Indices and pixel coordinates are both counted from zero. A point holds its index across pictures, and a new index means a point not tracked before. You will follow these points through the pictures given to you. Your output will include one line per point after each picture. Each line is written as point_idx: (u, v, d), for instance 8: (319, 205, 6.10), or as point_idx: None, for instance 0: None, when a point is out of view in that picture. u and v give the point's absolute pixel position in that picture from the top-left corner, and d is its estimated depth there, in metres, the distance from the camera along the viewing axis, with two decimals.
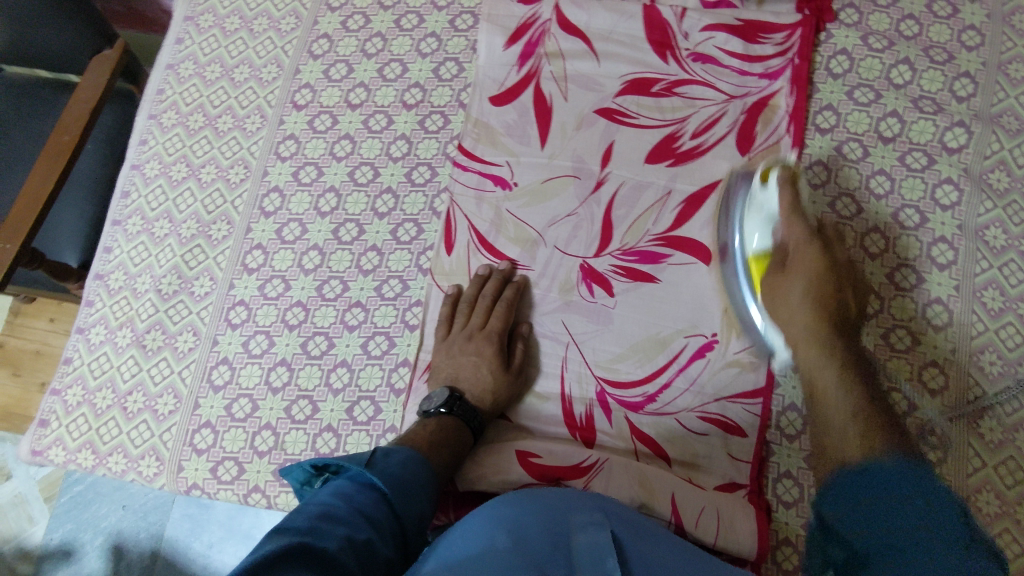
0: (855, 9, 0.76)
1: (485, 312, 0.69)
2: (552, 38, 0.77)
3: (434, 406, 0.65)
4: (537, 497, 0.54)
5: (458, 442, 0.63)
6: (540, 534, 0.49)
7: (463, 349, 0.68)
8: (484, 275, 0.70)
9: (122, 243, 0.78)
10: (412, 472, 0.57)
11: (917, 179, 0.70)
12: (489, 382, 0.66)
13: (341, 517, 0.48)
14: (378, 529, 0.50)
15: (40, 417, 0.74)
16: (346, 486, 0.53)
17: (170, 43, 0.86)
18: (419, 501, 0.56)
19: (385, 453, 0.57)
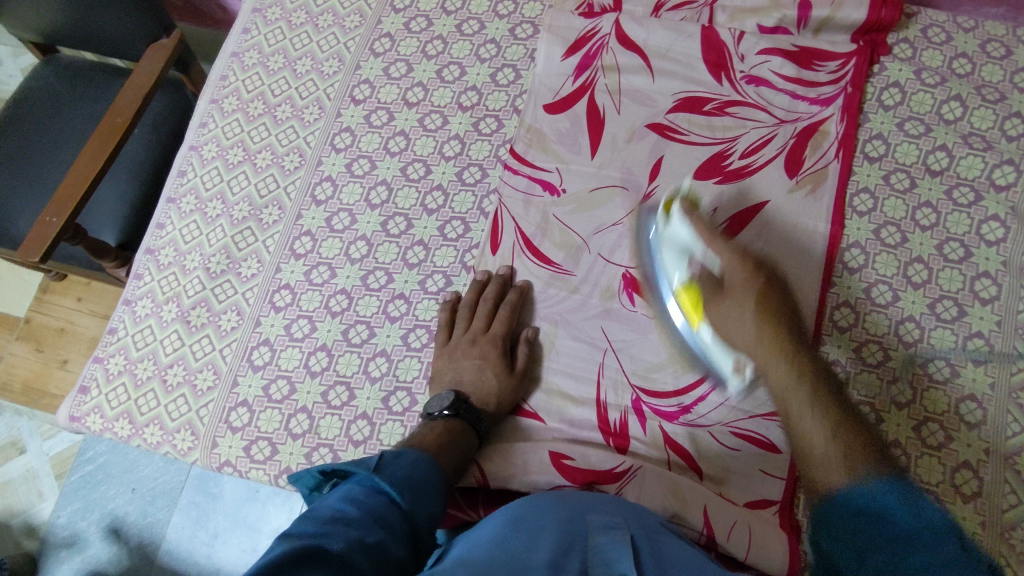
0: (909, 45, 0.77)
1: (488, 317, 0.70)
2: (609, 52, 0.78)
3: (439, 408, 0.64)
4: (556, 504, 0.55)
5: (465, 444, 0.63)
6: (558, 530, 0.50)
7: (466, 353, 0.69)
8: (483, 280, 0.72)
9: (175, 220, 0.80)
10: (422, 473, 0.54)
11: (963, 214, 0.71)
12: (493, 386, 0.67)
13: (351, 520, 0.46)
14: (389, 530, 0.48)
15: (80, 384, 0.75)
16: (355, 489, 0.50)
17: (237, 33, 0.89)
18: (429, 502, 0.54)
19: (394, 455, 0.54)
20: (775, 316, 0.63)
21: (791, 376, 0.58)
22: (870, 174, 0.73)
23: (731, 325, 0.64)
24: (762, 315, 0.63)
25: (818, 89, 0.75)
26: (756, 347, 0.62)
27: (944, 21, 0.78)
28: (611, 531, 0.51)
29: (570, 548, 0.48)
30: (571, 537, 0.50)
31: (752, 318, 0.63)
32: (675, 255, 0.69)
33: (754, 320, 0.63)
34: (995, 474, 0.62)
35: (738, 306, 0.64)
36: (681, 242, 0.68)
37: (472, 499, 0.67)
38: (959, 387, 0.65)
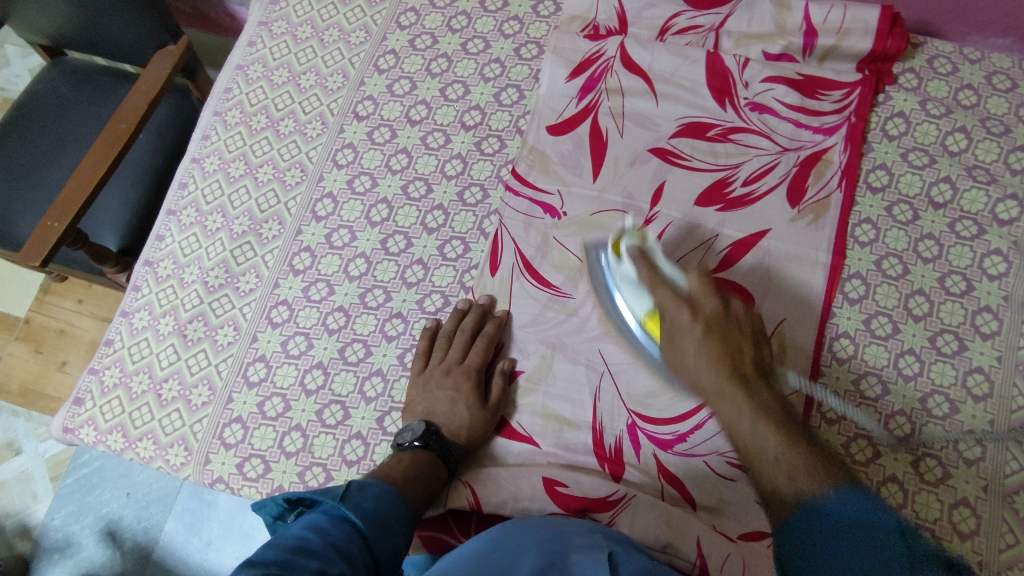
0: (914, 75, 0.77)
1: (464, 347, 0.69)
2: (613, 75, 0.78)
3: (408, 440, 0.64)
4: (538, 527, 0.55)
5: (433, 476, 0.63)
6: (536, 549, 0.51)
7: (440, 384, 0.68)
8: (462, 309, 0.71)
9: (175, 233, 0.80)
10: (387, 506, 0.55)
11: (965, 247, 0.70)
12: (465, 418, 0.66)
13: (316, 549, 0.46)
14: (352, 564, 0.48)
15: (75, 395, 0.75)
16: (319, 520, 0.51)
17: (242, 45, 0.89)
18: (394, 535, 0.54)
19: (361, 486, 0.55)
20: (713, 321, 0.60)
21: (718, 319, 0.59)
22: (873, 204, 0.73)
23: (679, 345, 0.61)
24: (707, 342, 0.59)
25: (822, 118, 0.75)
26: (706, 378, 0.58)
27: (951, 51, 0.78)
28: (592, 550, 0.51)
29: (549, 567, 0.48)
30: (550, 554, 0.50)
31: (701, 336, 0.59)
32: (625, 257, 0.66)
33: (695, 351, 0.59)
34: (991, 512, 0.62)
35: (686, 327, 0.60)
36: (631, 278, 0.66)
37: (464, 522, 0.66)
38: (957, 422, 0.65)
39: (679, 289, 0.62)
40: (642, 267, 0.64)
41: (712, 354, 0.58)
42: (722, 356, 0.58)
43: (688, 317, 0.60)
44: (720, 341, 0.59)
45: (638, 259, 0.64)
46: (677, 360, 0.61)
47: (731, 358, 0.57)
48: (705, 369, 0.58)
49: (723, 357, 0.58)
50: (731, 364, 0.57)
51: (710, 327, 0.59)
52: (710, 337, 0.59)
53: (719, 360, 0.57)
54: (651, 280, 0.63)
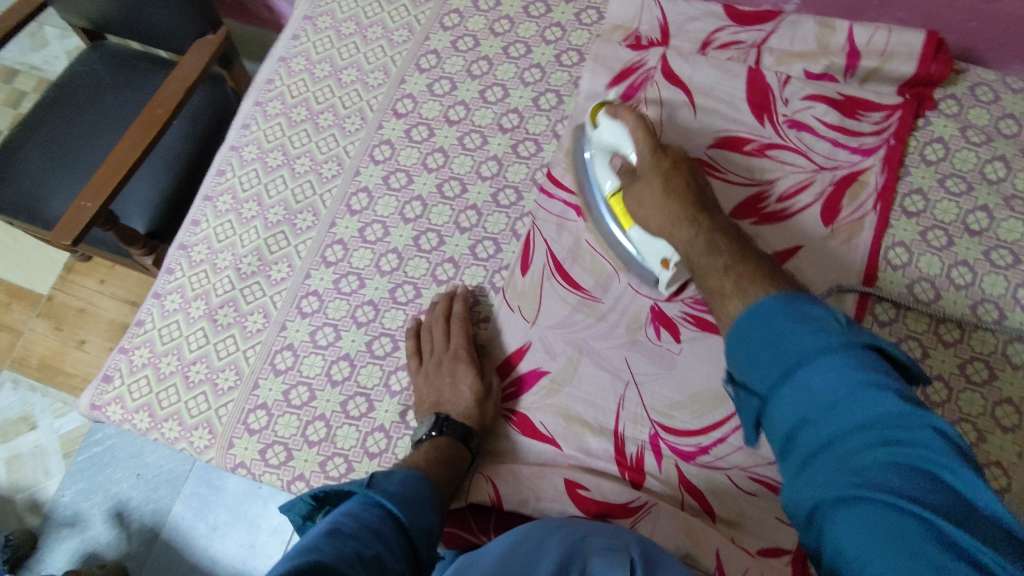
0: (956, 101, 0.77)
1: (447, 335, 0.70)
2: (653, 85, 0.78)
3: (423, 433, 0.66)
4: (556, 531, 0.55)
5: (456, 457, 0.64)
6: (556, 545, 0.52)
7: (439, 374, 0.69)
8: (449, 308, 0.72)
9: (210, 218, 0.81)
10: (414, 487, 0.56)
11: (1000, 276, 0.70)
12: (472, 399, 0.67)
13: (351, 532, 0.47)
14: (387, 544, 0.48)
15: (104, 372, 0.76)
16: (353, 506, 0.51)
17: (286, 38, 0.90)
18: (424, 514, 0.55)
19: (383, 474, 0.56)
20: (660, 167, 0.66)
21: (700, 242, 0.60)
22: (908, 228, 0.73)
23: (669, 243, 0.63)
24: (665, 181, 0.65)
25: (860, 139, 0.75)
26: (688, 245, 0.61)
27: (993, 80, 0.78)
28: (609, 553, 0.50)
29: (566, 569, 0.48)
30: (570, 548, 0.52)
31: (654, 203, 0.65)
32: (606, 152, 0.71)
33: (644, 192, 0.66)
34: None
35: (647, 179, 0.66)
36: (609, 144, 0.70)
37: (485, 522, 0.66)
38: (984, 452, 0.64)
39: (649, 167, 0.66)
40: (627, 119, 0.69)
41: (671, 203, 0.63)
42: (682, 195, 0.63)
43: (632, 180, 0.68)
44: (677, 189, 0.64)
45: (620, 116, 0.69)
46: (635, 209, 0.67)
47: (688, 199, 0.62)
48: (656, 200, 0.64)
49: (676, 207, 0.63)
50: (690, 199, 0.63)
51: (676, 195, 0.63)
52: (672, 200, 0.63)
53: (676, 203, 0.63)
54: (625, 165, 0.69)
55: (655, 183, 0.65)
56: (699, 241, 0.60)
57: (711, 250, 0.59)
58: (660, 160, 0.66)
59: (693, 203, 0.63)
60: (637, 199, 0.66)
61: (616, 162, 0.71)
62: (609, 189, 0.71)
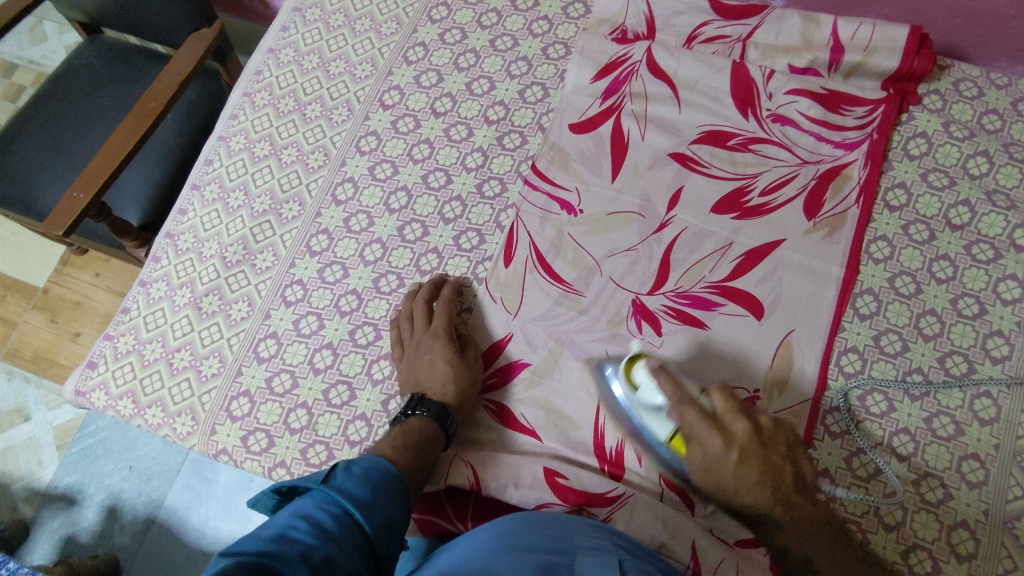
0: (939, 97, 0.77)
1: (428, 316, 0.70)
2: (638, 79, 0.79)
3: (400, 413, 0.66)
4: (537, 527, 0.54)
5: (429, 434, 0.64)
6: (543, 542, 0.51)
7: (419, 355, 0.69)
8: (432, 291, 0.73)
9: (197, 207, 0.81)
10: (377, 481, 0.55)
11: (981, 270, 0.70)
12: (447, 374, 0.66)
13: (301, 534, 0.47)
14: (340, 543, 0.48)
15: (89, 359, 0.76)
16: (307, 501, 0.51)
17: (276, 30, 0.91)
18: (388, 510, 0.54)
19: (344, 466, 0.55)
20: (750, 449, 0.58)
21: (783, 511, 0.58)
22: (890, 222, 0.73)
23: (717, 474, 0.59)
24: (756, 472, 0.58)
25: (843, 133, 0.75)
26: (750, 499, 0.58)
27: (977, 75, 0.78)
28: (598, 553, 0.50)
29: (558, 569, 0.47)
30: (557, 546, 0.51)
31: (733, 460, 0.58)
32: (653, 381, 0.61)
33: (741, 464, 0.57)
34: (991, 537, 0.61)
35: (721, 445, 0.58)
36: (653, 405, 0.61)
37: (462, 511, 0.66)
38: (962, 444, 0.64)
39: (716, 456, 0.58)
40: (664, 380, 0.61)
41: (750, 490, 0.58)
42: (766, 476, 0.58)
43: (720, 446, 0.58)
44: (758, 465, 0.58)
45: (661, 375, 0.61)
46: (707, 474, 0.59)
47: (774, 484, 0.58)
48: (728, 478, 0.58)
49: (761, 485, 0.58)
50: (773, 481, 0.58)
51: (766, 480, 0.58)
52: (755, 476, 0.58)
53: (756, 468, 0.58)
54: (675, 403, 0.60)
55: (730, 467, 0.58)
56: (785, 477, 0.58)
57: (778, 516, 0.58)
58: (746, 447, 0.58)
59: (780, 483, 0.58)
60: (712, 470, 0.59)
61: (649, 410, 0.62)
62: (648, 399, 0.61)
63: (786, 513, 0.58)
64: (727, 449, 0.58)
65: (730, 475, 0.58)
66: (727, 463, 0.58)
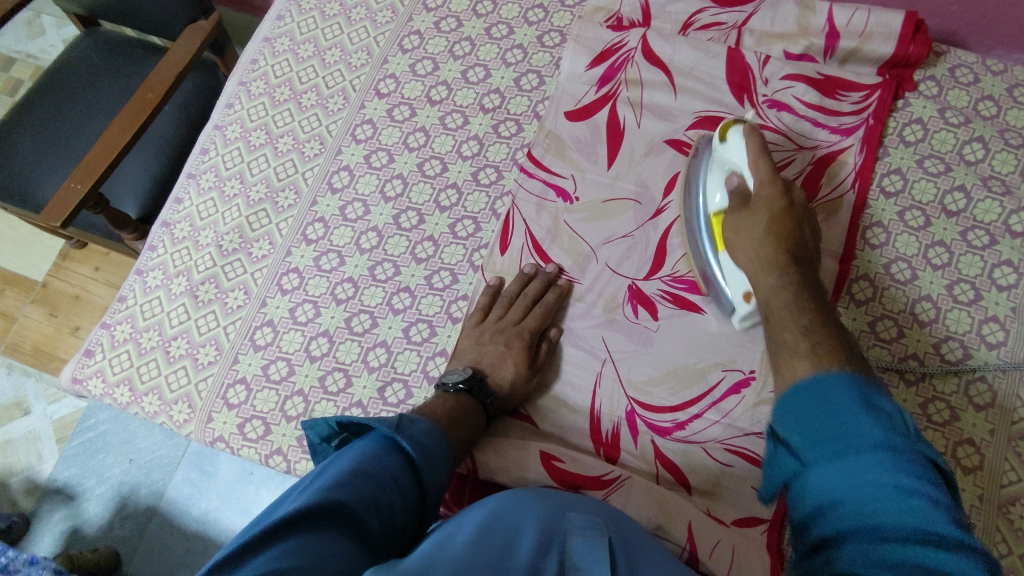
0: (935, 83, 0.77)
1: (523, 312, 0.69)
2: (634, 66, 0.79)
3: (454, 382, 0.66)
4: (539, 501, 0.54)
5: (473, 424, 0.64)
6: (535, 522, 0.50)
7: (493, 337, 0.69)
8: (529, 274, 0.72)
9: (193, 196, 0.81)
10: (438, 442, 0.57)
11: (976, 256, 0.70)
12: (512, 373, 0.66)
13: (372, 476, 0.50)
14: (402, 494, 0.51)
15: (86, 347, 0.76)
16: (374, 445, 0.54)
17: (271, 19, 0.91)
18: (440, 472, 0.56)
19: (411, 419, 0.57)
20: (803, 276, 0.58)
21: (783, 292, 0.57)
22: (885, 208, 0.73)
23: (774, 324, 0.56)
24: (795, 291, 0.57)
25: (839, 119, 0.75)
26: (759, 255, 0.61)
27: (973, 62, 0.78)
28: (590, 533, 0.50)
29: (547, 549, 0.47)
30: (548, 527, 0.50)
31: (762, 224, 0.62)
32: (721, 180, 0.68)
33: (768, 220, 0.62)
34: (985, 521, 0.61)
35: (753, 218, 0.63)
36: (721, 193, 0.68)
37: (457, 494, 0.67)
38: (957, 430, 0.65)
39: (766, 183, 0.63)
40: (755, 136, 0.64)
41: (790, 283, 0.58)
42: (782, 241, 0.61)
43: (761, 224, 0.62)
44: (776, 225, 0.62)
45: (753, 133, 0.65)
46: (749, 260, 0.62)
47: (787, 244, 0.61)
48: (761, 237, 0.61)
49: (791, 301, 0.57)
50: (787, 247, 0.60)
51: (776, 263, 0.60)
52: (768, 242, 0.61)
53: (801, 291, 0.57)
54: (755, 151, 0.64)
55: (754, 237, 0.62)
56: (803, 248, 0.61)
57: (803, 332, 0.52)
58: (773, 221, 0.62)
59: (798, 245, 0.61)
60: (739, 228, 0.64)
61: (731, 180, 0.67)
62: (714, 207, 0.68)
63: (793, 307, 0.55)
64: (776, 182, 0.63)
65: (772, 193, 0.63)
66: (761, 285, 0.60)
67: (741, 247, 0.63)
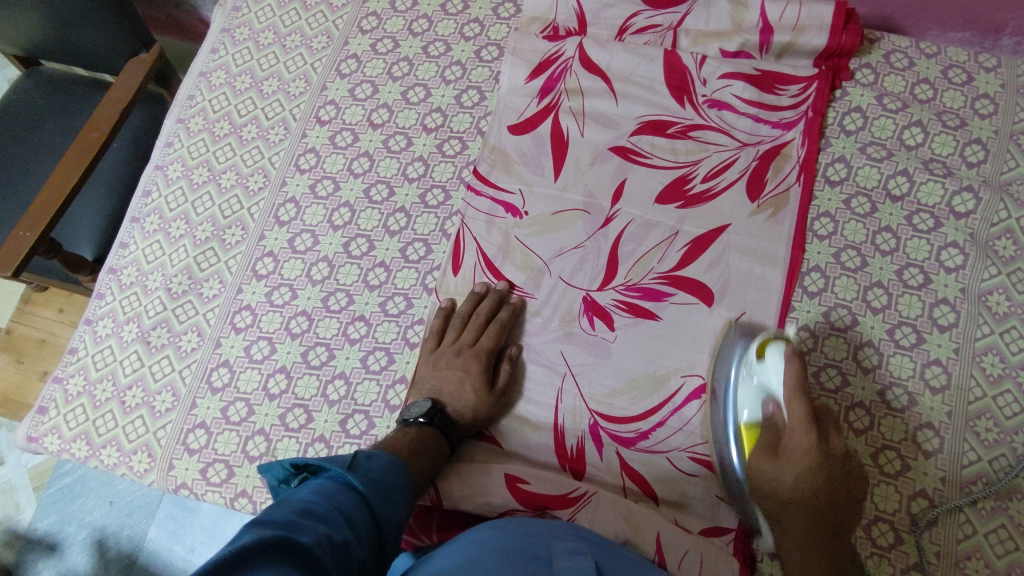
0: (871, 70, 0.78)
1: (478, 330, 0.69)
2: (573, 75, 0.79)
3: (413, 415, 0.65)
4: (512, 530, 0.54)
5: (438, 452, 0.64)
6: (521, 546, 0.51)
7: (450, 363, 0.69)
8: (480, 293, 0.71)
9: (138, 240, 0.80)
10: (393, 476, 0.57)
11: (923, 240, 0.71)
12: (472, 399, 0.66)
13: (322, 515, 0.48)
14: (356, 530, 0.50)
15: (39, 404, 0.75)
16: (326, 484, 0.53)
17: (205, 52, 0.89)
18: (398, 507, 0.55)
19: (367, 456, 0.56)
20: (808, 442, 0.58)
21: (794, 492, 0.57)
22: (832, 197, 0.73)
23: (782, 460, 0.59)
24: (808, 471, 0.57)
25: (779, 113, 0.75)
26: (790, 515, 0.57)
27: (907, 46, 0.78)
28: (574, 555, 0.51)
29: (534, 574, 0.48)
30: (535, 551, 0.51)
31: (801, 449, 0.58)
32: (757, 353, 0.62)
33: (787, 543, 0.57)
34: (948, 504, 0.62)
35: (784, 469, 0.58)
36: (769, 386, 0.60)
37: (425, 524, 0.66)
38: (915, 415, 0.65)
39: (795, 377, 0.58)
40: (793, 371, 0.58)
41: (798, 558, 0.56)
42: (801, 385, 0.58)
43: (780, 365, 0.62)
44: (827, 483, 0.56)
45: (794, 362, 0.58)
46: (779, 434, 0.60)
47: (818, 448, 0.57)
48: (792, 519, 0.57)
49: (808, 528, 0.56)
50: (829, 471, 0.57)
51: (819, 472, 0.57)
52: (807, 482, 0.56)
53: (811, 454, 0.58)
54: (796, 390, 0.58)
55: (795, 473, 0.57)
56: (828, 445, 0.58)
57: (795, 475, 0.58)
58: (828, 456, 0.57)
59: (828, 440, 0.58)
60: (769, 432, 0.60)
61: (766, 405, 0.61)
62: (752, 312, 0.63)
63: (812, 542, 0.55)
64: (803, 403, 0.58)
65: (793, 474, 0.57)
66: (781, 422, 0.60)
67: (769, 462, 0.59)
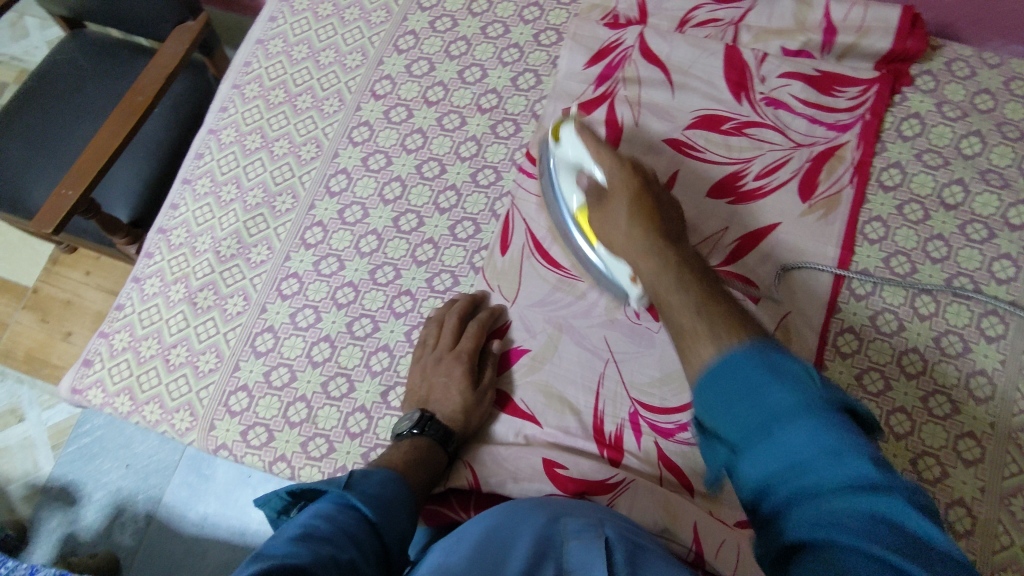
0: (932, 77, 0.77)
1: (455, 333, 0.69)
2: (632, 64, 0.79)
3: (406, 428, 0.64)
4: (539, 506, 0.55)
5: (434, 461, 0.63)
6: (534, 529, 0.50)
7: (434, 369, 0.68)
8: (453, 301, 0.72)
9: (189, 202, 0.81)
10: (393, 493, 0.55)
11: (975, 250, 0.70)
12: (460, 403, 0.65)
13: (323, 535, 0.46)
14: (361, 548, 0.48)
15: (85, 357, 0.76)
16: (326, 505, 0.51)
17: (263, 20, 0.90)
18: (400, 519, 0.54)
19: (364, 474, 0.55)
20: (654, 211, 0.60)
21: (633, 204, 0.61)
22: (884, 202, 0.73)
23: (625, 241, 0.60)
24: (630, 202, 0.61)
25: (836, 115, 0.75)
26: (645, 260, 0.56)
27: (969, 55, 0.78)
28: (586, 535, 0.49)
29: (544, 554, 0.47)
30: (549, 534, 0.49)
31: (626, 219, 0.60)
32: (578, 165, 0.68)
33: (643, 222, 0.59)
34: (986, 514, 0.62)
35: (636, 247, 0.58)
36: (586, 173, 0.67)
37: (463, 499, 0.66)
38: (957, 423, 0.65)
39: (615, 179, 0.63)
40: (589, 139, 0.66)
41: None
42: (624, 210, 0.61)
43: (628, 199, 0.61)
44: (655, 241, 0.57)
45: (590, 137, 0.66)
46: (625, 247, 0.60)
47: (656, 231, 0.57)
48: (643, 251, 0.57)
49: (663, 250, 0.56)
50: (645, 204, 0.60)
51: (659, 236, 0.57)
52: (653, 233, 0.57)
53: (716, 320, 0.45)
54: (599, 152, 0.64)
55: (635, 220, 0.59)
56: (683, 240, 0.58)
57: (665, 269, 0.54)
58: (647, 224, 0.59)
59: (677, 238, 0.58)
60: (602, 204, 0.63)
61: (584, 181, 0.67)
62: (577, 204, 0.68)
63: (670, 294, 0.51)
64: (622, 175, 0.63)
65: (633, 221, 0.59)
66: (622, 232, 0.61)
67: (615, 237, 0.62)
